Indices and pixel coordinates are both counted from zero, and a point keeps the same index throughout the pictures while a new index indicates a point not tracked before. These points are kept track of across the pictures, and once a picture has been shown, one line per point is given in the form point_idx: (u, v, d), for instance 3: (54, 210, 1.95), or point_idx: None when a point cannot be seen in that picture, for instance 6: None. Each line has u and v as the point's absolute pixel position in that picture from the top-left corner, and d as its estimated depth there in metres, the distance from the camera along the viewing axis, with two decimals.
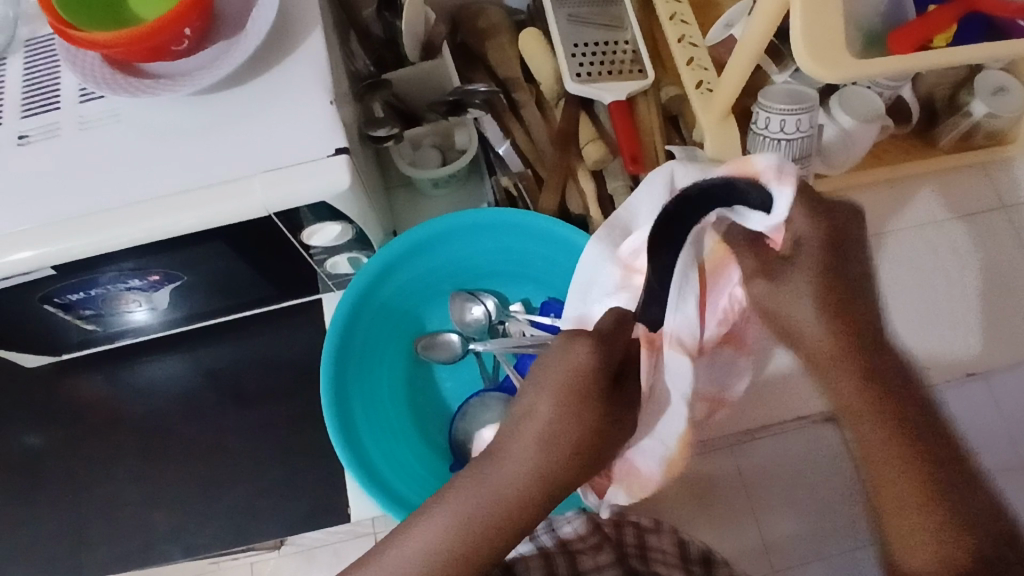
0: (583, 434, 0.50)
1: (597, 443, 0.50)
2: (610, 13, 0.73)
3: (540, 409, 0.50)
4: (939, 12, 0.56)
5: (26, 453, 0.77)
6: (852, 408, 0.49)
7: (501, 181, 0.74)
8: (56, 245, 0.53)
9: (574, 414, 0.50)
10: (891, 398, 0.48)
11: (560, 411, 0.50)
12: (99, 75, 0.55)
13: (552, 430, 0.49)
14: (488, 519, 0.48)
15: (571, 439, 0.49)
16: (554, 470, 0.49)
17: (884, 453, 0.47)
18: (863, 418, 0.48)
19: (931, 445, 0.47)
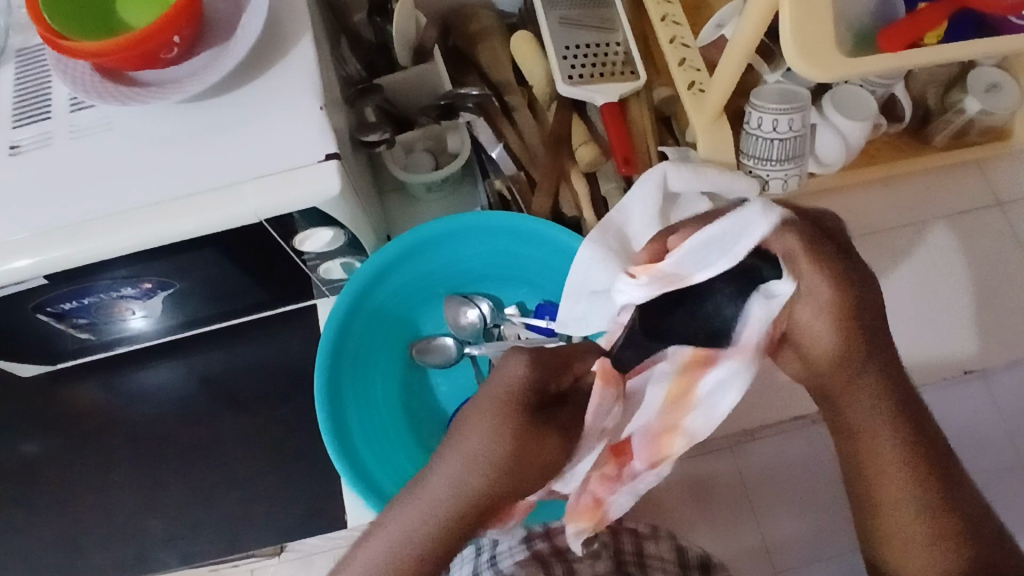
0: (516, 459, 0.38)
1: (528, 474, 0.39)
2: (602, 15, 0.73)
3: (469, 432, 0.39)
4: (930, 9, 0.56)
5: (23, 462, 0.77)
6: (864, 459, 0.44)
7: (494, 184, 0.74)
8: (48, 254, 0.53)
9: (511, 436, 0.38)
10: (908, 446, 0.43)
11: (495, 425, 0.39)
12: (89, 83, 0.55)
13: (480, 460, 0.38)
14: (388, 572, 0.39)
15: (504, 461, 0.38)
16: (486, 499, 0.38)
17: (918, 510, 0.45)
18: (901, 476, 0.44)
19: (940, 456, 0.45)
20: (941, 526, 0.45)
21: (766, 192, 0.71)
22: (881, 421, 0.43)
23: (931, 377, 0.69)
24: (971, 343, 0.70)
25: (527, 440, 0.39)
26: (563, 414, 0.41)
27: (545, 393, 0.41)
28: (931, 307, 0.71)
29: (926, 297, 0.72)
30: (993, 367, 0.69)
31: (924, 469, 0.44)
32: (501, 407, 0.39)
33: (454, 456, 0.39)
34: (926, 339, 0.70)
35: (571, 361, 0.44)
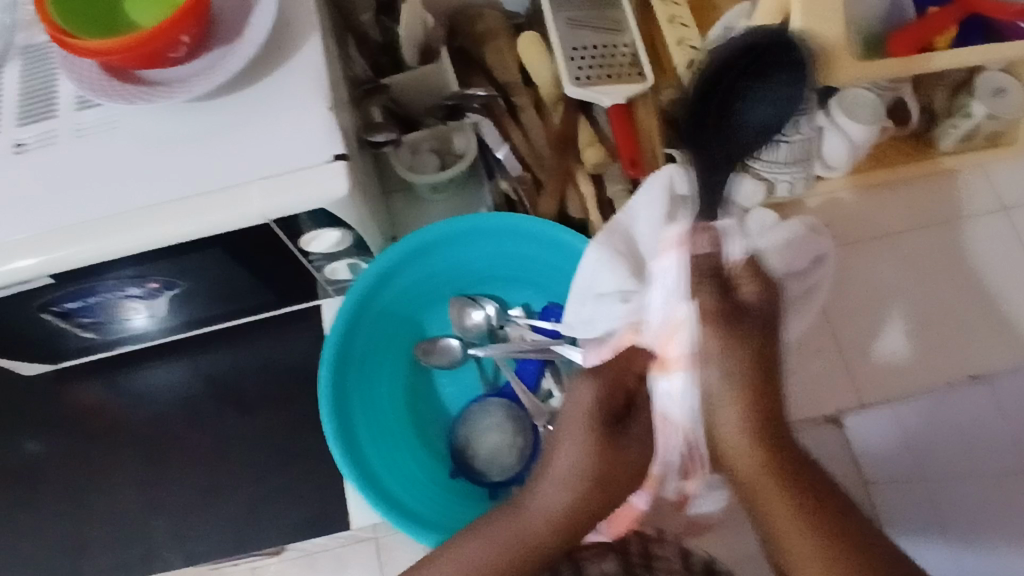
0: (604, 479, 0.53)
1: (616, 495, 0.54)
2: (610, 17, 0.73)
3: (562, 458, 0.53)
4: (938, 15, 0.56)
5: (26, 461, 0.76)
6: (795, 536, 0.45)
7: (500, 185, 0.74)
8: (53, 254, 0.53)
9: (598, 461, 0.53)
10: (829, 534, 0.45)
11: (584, 462, 0.53)
12: (96, 83, 0.55)
13: (574, 487, 0.53)
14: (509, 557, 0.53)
15: (595, 482, 0.53)
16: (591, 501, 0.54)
17: (802, 534, 0.44)
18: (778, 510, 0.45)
19: (826, 498, 0.45)
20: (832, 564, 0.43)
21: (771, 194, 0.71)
22: (764, 425, 0.46)
23: (934, 382, 0.69)
24: (975, 347, 0.70)
25: (618, 461, 0.53)
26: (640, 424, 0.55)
27: (616, 403, 0.55)
28: (934, 311, 0.71)
29: (928, 301, 0.72)
30: (999, 373, 0.68)
31: (813, 496, 0.45)
32: (589, 444, 0.53)
33: (572, 465, 0.53)
34: (929, 343, 0.70)
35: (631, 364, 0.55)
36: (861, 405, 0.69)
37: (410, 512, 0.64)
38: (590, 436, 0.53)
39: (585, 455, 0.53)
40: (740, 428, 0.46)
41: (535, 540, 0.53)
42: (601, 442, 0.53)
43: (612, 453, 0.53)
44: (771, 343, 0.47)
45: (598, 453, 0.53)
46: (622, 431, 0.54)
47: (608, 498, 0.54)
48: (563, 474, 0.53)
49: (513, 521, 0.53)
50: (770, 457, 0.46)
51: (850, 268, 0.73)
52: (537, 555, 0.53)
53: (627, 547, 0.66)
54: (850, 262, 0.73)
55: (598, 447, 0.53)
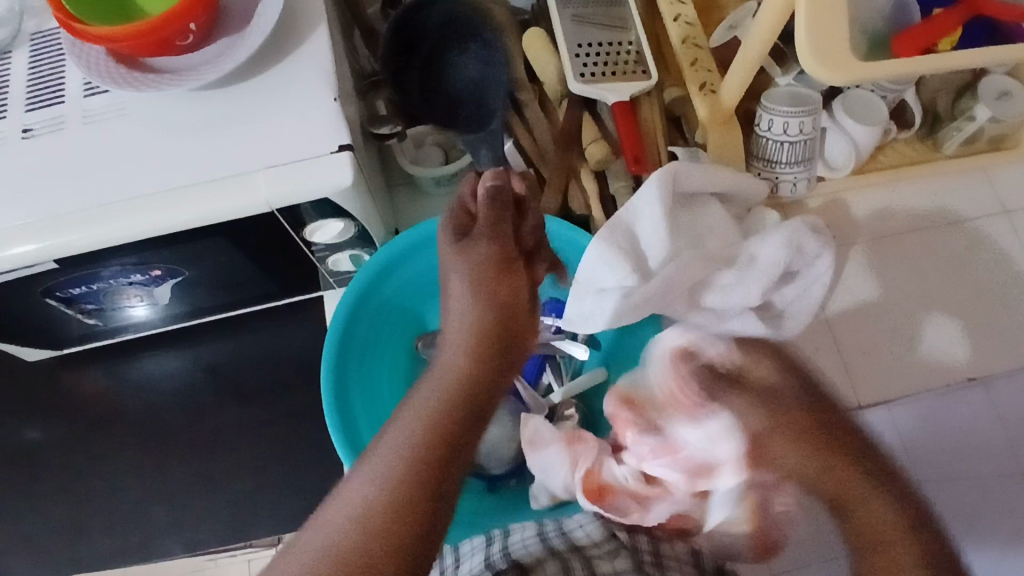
0: (489, 326, 0.51)
1: (519, 314, 0.52)
2: (615, 14, 0.73)
3: (455, 304, 0.52)
4: (945, 16, 0.56)
5: (27, 447, 0.77)
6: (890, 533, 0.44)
7: (502, 179, 0.74)
8: (58, 239, 0.53)
9: (482, 294, 0.51)
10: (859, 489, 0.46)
11: (469, 293, 0.52)
12: (104, 70, 0.55)
13: (472, 320, 0.51)
14: (411, 458, 0.42)
15: (482, 336, 0.50)
16: (481, 371, 0.48)
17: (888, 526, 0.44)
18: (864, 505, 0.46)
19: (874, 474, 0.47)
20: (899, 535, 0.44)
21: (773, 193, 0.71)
22: (841, 455, 0.47)
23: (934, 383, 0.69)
24: (974, 348, 0.70)
25: (497, 290, 0.52)
26: (529, 250, 0.55)
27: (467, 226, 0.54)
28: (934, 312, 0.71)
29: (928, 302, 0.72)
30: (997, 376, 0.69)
31: (871, 468, 0.47)
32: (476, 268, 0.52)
33: (466, 303, 0.52)
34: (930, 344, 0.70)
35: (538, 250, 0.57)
36: (861, 407, 0.68)
37: None
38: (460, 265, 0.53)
39: (472, 300, 0.51)
40: (780, 434, 0.50)
41: (454, 384, 0.46)
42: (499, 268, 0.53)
43: (498, 279, 0.52)
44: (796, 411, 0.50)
45: (486, 302, 0.52)
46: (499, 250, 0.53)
47: (502, 357, 0.50)
48: (458, 320, 0.52)
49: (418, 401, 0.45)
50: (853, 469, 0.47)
51: (851, 269, 0.73)
52: (451, 429, 0.44)
53: (636, 545, 0.61)
54: (851, 262, 0.73)
55: (482, 290, 0.52)
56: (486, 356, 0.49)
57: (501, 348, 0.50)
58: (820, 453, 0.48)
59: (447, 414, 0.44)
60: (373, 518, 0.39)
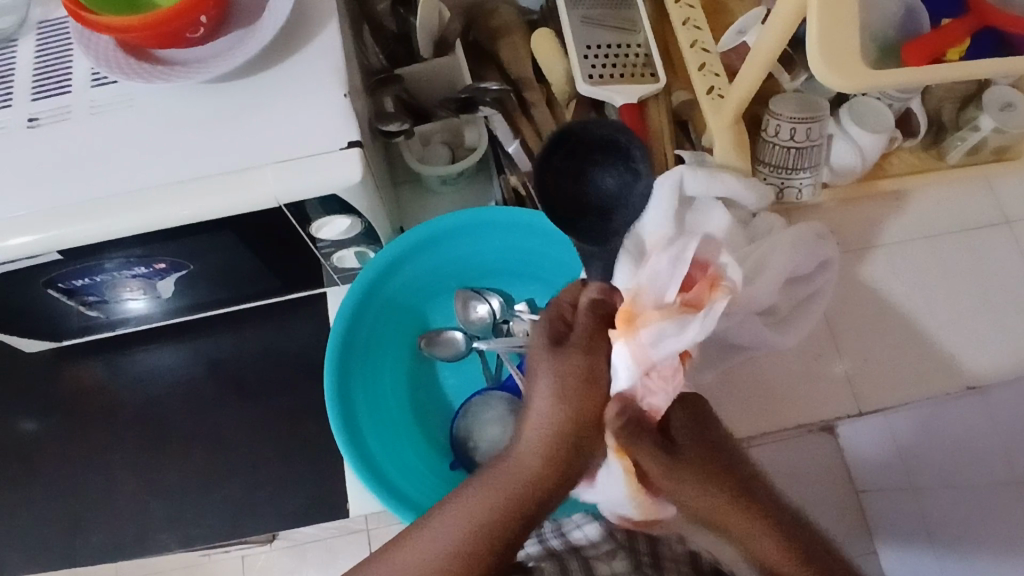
0: (574, 417, 0.46)
1: (599, 374, 0.46)
2: (624, 17, 0.74)
3: (538, 393, 0.46)
4: (952, 26, 0.57)
5: (23, 439, 0.76)
6: (725, 513, 0.47)
7: (509, 180, 0.74)
8: (63, 230, 0.53)
9: (567, 404, 0.45)
10: (746, 506, 0.48)
11: (549, 389, 0.46)
12: (113, 60, 0.55)
13: (563, 414, 0.46)
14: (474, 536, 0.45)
15: (557, 436, 0.45)
16: (571, 418, 0.46)
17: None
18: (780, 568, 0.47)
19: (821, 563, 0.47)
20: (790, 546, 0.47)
21: (779, 198, 0.72)
22: (700, 454, 0.48)
23: (934, 390, 0.69)
24: (974, 357, 0.70)
25: (574, 386, 0.46)
26: (579, 340, 0.46)
27: (556, 320, 0.48)
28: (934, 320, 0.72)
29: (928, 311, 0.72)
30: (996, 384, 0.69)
31: (808, 550, 0.47)
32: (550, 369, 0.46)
33: (545, 398, 0.46)
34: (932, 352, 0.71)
35: (576, 295, 0.48)
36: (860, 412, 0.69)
37: (410, 501, 0.64)
38: (545, 360, 0.47)
39: (550, 407, 0.45)
40: (695, 482, 0.47)
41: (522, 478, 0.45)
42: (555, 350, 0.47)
43: (582, 394, 0.46)
44: (709, 442, 0.49)
45: (566, 392, 0.46)
46: (562, 337, 0.47)
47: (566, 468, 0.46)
48: (542, 408, 0.46)
49: (490, 483, 0.46)
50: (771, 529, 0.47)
51: (853, 275, 0.73)
52: (528, 501, 0.45)
53: (635, 545, 0.65)
54: (854, 270, 0.74)
55: (565, 388, 0.46)
56: (542, 473, 0.45)
57: (570, 439, 0.46)
58: (700, 454, 0.48)
59: (509, 505, 0.45)
60: (452, 564, 0.44)
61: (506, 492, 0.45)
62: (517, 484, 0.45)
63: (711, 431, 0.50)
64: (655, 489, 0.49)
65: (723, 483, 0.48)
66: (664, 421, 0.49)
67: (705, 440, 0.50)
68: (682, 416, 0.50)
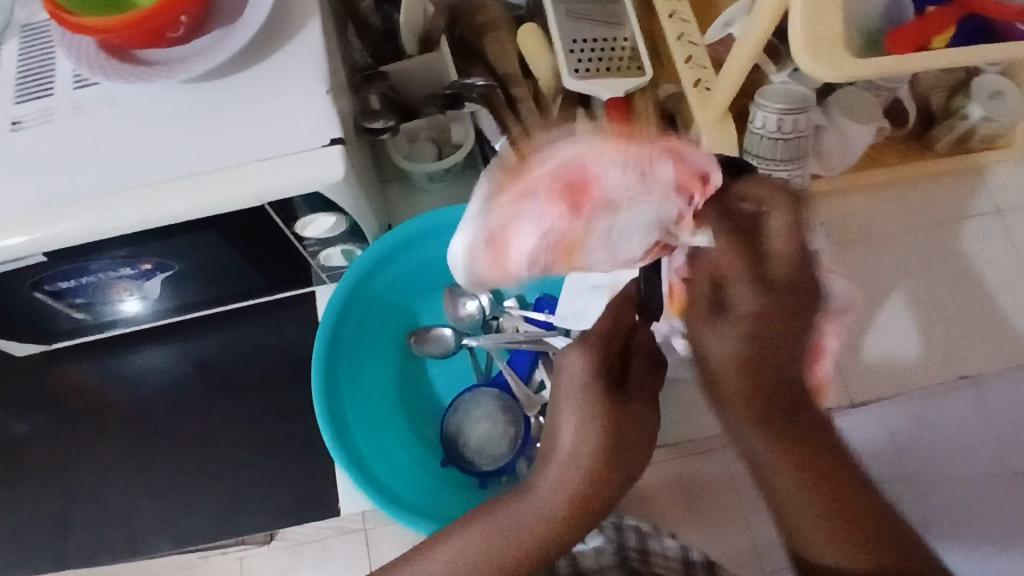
0: (595, 477, 0.46)
1: (618, 458, 0.46)
2: (610, 10, 0.73)
3: (563, 432, 0.47)
4: (937, 14, 0.57)
5: (16, 442, 0.76)
6: (774, 474, 0.46)
7: (497, 176, 0.70)
8: (46, 231, 0.53)
9: (597, 442, 0.45)
10: (824, 474, 0.46)
11: (586, 437, 0.46)
12: (94, 61, 0.55)
13: (579, 471, 0.46)
14: (495, 558, 0.48)
15: (592, 479, 0.46)
16: (603, 471, 0.46)
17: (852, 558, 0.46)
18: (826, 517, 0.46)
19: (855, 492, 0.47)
20: (825, 512, 0.46)
21: None
22: (759, 386, 0.45)
23: (927, 381, 0.69)
24: (965, 347, 0.70)
25: (614, 432, 0.46)
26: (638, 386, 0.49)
27: (613, 370, 0.49)
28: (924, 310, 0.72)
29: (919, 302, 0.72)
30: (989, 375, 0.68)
31: (820, 479, 0.46)
32: (586, 404, 0.47)
33: (585, 445, 0.46)
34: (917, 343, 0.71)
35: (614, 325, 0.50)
36: (852, 404, 0.68)
37: (397, 498, 0.64)
38: (585, 392, 0.47)
39: (580, 448, 0.46)
40: (772, 369, 0.44)
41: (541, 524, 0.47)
42: (608, 408, 0.47)
43: (612, 440, 0.46)
44: (775, 316, 0.44)
45: (594, 445, 0.46)
46: (618, 390, 0.48)
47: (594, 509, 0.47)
48: (566, 459, 0.46)
49: (507, 512, 0.48)
50: (774, 436, 0.45)
51: (844, 267, 0.73)
52: (542, 544, 0.47)
53: (624, 541, 0.65)
54: (845, 261, 0.73)
55: (596, 439, 0.46)
56: (571, 512, 0.46)
57: (603, 487, 0.46)
58: (744, 363, 0.44)
59: (527, 540, 0.47)
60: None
61: (529, 527, 0.47)
62: (539, 524, 0.47)
63: (769, 339, 0.44)
64: (782, 407, 0.45)
65: (802, 442, 0.46)
66: (740, 318, 0.44)
67: (762, 323, 0.44)
68: (779, 236, 0.46)
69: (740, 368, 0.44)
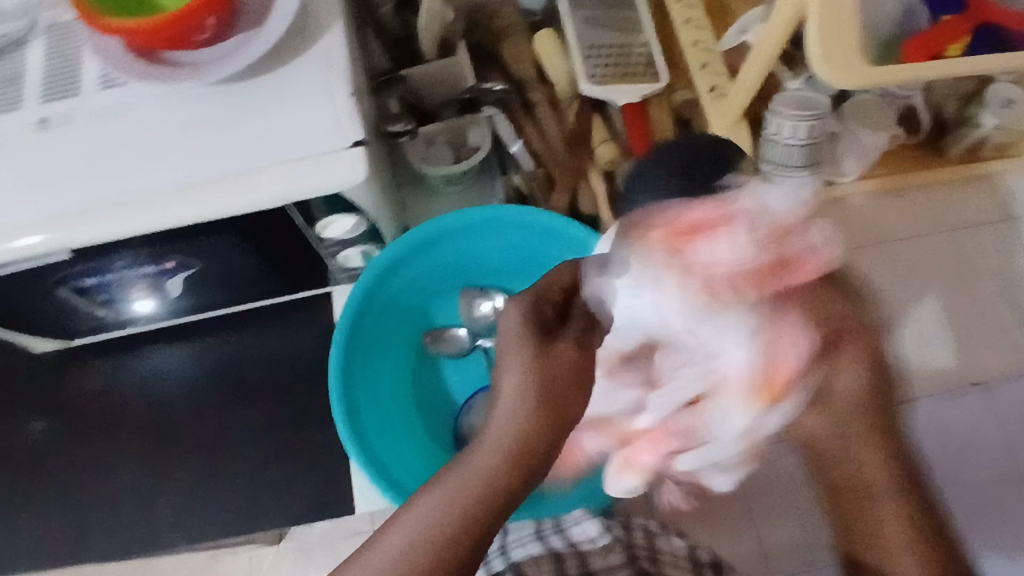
0: (536, 422, 0.45)
1: (566, 410, 0.46)
2: (625, 17, 0.74)
3: (502, 384, 0.47)
4: (952, 21, 0.58)
5: (34, 438, 0.77)
6: (872, 478, 0.52)
7: (512, 179, 0.76)
8: (73, 230, 0.54)
9: (537, 382, 0.46)
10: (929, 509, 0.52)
11: (522, 380, 0.46)
12: (122, 63, 0.56)
13: (522, 419, 0.45)
14: (443, 533, 0.42)
15: (535, 421, 0.45)
16: (541, 416, 0.45)
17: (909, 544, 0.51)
18: (875, 501, 0.52)
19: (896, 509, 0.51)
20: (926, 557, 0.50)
21: None
22: (885, 434, 0.52)
23: (935, 388, 0.73)
24: None
25: (551, 371, 0.47)
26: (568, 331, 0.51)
27: (546, 319, 0.51)
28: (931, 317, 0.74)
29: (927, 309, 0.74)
30: (996, 382, 0.74)
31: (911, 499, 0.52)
32: (523, 355, 0.47)
33: (519, 391, 0.46)
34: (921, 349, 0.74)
35: (554, 281, 0.55)
36: None
37: (408, 492, 0.65)
38: (527, 344, 0.48)
39: (516, 391, 0.46)
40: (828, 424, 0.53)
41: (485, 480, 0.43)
42: (540, 349, 0.48)
43: (545, 365, 0.47)
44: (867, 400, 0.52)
45: (530, 386, 0.46)
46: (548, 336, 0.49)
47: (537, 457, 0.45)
48: (505, 417, 0.45)
49: (456, 472, 0.44)
50: (891, 455, 0.52)
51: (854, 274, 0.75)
52: (488, 503, 0.43)
53: (633, 539, 0.65)
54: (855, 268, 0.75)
55: (530, 380, 0.46)
56: (515, 463, 0.44)
57: (545, 432, 0.45)
58: (863, 400, 0.52)
59: (473, 501, 0.43)
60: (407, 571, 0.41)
61: (474, 489, 0.43)
62: (483, 481, 0.43)
63: (879, 400, 0.53)
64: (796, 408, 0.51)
65: (901, 471, 0.52)
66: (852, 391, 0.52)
67: (868, 393, 0.52)
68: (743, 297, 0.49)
69: (871, 406, 0.52)
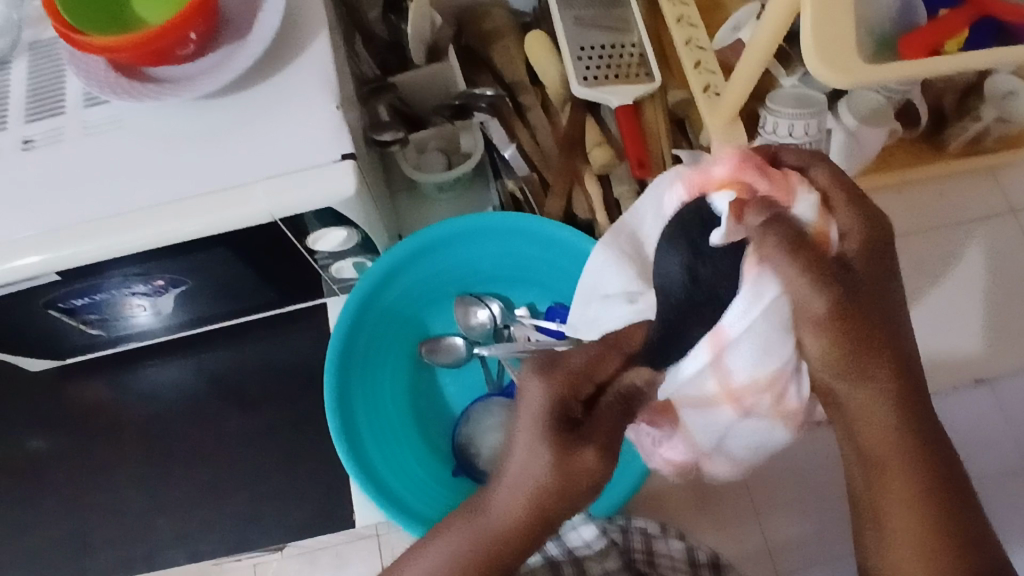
0: (543, 509, 0.43)
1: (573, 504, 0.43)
2: (616, 16, 0.73)
3: (518, 451, 0.43)
4: (951, 17, 0.56)
5: (31, 456, 0.77)
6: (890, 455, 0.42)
7: (506, 185, 0.73)
8: (59, 253, 0.53)
9: (548, 479, 0.42)
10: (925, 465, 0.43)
11: (538, 472, 0.42)
12: (105, 81, 0.55)
13: (525, 503, 0.43)
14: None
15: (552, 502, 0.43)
16: (550, 505, 0.43)
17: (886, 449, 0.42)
18: (888, 445, 0.42)
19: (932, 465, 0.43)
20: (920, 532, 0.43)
21: None
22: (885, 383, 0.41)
23: (941, 384, 0.71)
24: (977, 350, 0.73)
25: (568, 482, 0.42)
26: (597, 432, 0.43)
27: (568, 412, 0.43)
28: (929, 313, 0.74)
29: (926, 303, 0.74)
30: (1002, 376, 0.72)
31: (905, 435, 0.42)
32: (540, 437, 0.42)
33: (531, 481, 0.42)
34: (927, 339, 0.73)
35: (592, 370, 0.44)
36: None
37: (407, 508, 0.64)
38: (540, 440, 0.42)
39: (531, 477, 0.42)
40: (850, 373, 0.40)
41: (493, 550, 0.44)
42: (556, 449, 0.42)
43: (555, 470, 0.42)
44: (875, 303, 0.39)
45: (548, 480, 0.42)
46: (575, 435, 0.43)
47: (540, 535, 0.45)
48: (511, 490, 0.43)
49: (470, 527, 0.45)
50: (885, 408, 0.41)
51: None
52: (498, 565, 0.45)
53: (630, 544, 0.65)
54: None
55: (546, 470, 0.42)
56: (520, 535, 0.44)
57: (551, 518, 0.43)
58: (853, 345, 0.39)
59: (481, 562, 0.45)
60: None
61: (480, 548, 0.45)
62: (492, 548, 0.45)
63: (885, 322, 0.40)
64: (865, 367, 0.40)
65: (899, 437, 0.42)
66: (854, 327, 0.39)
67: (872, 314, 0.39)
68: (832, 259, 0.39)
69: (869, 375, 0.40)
